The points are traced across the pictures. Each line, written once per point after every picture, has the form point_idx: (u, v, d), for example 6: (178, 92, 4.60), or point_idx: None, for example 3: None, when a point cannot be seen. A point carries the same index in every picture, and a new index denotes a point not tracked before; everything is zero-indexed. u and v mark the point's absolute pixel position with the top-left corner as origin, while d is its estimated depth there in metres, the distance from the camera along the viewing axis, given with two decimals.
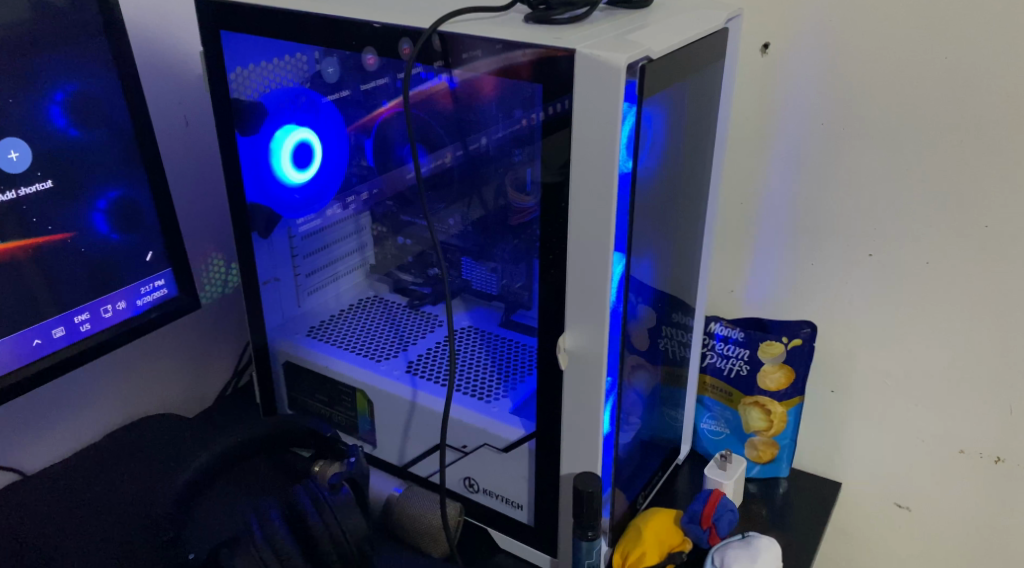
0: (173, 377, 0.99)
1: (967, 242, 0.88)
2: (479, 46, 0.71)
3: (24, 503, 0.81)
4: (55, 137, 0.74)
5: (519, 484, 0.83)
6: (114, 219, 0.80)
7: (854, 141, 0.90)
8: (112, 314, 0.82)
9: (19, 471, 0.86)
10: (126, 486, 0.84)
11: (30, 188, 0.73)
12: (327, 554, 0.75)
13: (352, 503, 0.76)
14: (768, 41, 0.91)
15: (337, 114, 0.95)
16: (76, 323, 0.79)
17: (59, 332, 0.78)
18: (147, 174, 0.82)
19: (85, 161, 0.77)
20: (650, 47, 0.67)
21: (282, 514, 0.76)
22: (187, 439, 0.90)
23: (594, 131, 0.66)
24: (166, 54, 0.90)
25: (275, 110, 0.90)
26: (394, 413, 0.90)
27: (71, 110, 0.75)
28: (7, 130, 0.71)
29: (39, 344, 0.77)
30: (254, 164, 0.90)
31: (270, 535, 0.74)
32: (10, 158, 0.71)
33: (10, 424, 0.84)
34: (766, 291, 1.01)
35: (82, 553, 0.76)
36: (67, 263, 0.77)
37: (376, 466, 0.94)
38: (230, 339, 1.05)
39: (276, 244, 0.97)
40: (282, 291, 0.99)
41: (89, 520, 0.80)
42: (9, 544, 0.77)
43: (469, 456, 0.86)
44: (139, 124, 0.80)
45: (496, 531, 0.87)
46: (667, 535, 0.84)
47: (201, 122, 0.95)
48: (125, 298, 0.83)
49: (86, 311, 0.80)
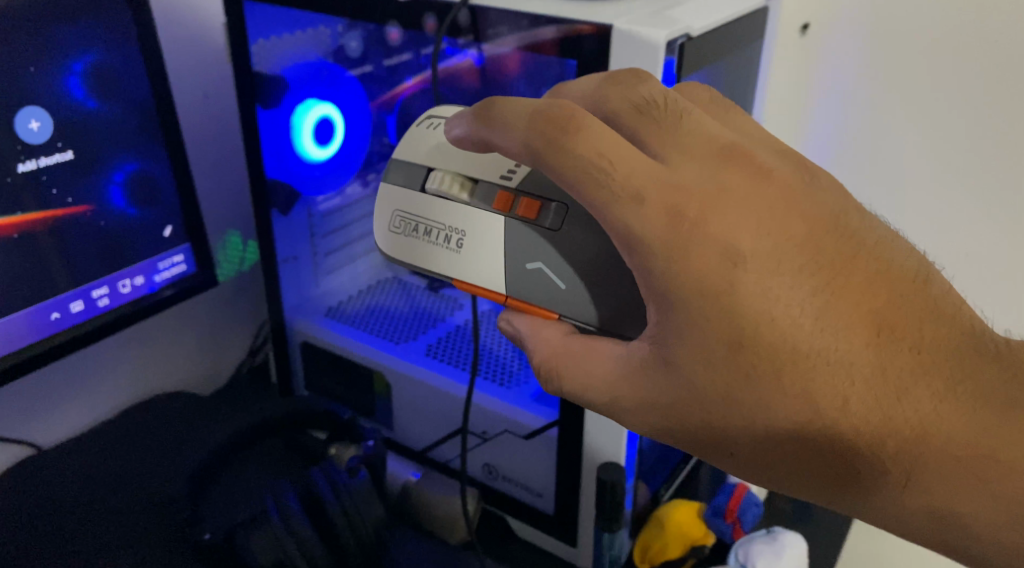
0: (189, 354, 0.97)
1: (1012, 234, 0.84)
2: (507, 21, 0.69)
3: (39, 478, 0.80)
4: (74, 108, 0.72)
5: (539, 472, 0.82)
6: (132, 193, 0.78)
7: (896, 124, 0.87)
8: (130, 290, 0.81)
9: (34, 445, 0.84)
10: (139, 464, 0.82)
11: (49, 159, 0.72)
12: (346, 546, 0.74)
13: (368, 488, 0.76)
14: (809, 21, 0.90)
15: (360, 88, 0.93)
16: (94, 298, 0.78)
17: (78, 307, 0.77)
18: (167, 148, 0.80)
19: (103, 133, 0.75)
20: (690, 24, 0.65)
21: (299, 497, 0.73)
22: (202, 419, 0.88)
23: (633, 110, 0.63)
24: (188, 25, 0.88)
25: (297, 83, 0.88)
26: (413, 396, 0.88)
27: (90, 81, 0.73)
28: (26, 100, 0.69)
29: (57, 318, 0.76)
30: (274, 138, 0.88)
31: (287, 516, 0.72)
32: (30, 128, 0.70)
33: (25, 396, 0.82)
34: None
35: (98, 532, 0.75)
36: (85, 236, 0.76)
37: (393, 449, 0.93)
38: (247, 317, 1.03)
39: (296, 222, 0.95)
40: (300, 270, 0.97)
41: (105, 498, 0.78)
42: (24, 520, 0.75)
43: (488, 442, 0.85)
44: (160, 96, 0.78)
45: (514, 519, 0.86)
46: (690, 529, 0.83)
47: (222, 96, 0.93)
48: (143, 274, 0.81)
49: (104, 286, 0.78)
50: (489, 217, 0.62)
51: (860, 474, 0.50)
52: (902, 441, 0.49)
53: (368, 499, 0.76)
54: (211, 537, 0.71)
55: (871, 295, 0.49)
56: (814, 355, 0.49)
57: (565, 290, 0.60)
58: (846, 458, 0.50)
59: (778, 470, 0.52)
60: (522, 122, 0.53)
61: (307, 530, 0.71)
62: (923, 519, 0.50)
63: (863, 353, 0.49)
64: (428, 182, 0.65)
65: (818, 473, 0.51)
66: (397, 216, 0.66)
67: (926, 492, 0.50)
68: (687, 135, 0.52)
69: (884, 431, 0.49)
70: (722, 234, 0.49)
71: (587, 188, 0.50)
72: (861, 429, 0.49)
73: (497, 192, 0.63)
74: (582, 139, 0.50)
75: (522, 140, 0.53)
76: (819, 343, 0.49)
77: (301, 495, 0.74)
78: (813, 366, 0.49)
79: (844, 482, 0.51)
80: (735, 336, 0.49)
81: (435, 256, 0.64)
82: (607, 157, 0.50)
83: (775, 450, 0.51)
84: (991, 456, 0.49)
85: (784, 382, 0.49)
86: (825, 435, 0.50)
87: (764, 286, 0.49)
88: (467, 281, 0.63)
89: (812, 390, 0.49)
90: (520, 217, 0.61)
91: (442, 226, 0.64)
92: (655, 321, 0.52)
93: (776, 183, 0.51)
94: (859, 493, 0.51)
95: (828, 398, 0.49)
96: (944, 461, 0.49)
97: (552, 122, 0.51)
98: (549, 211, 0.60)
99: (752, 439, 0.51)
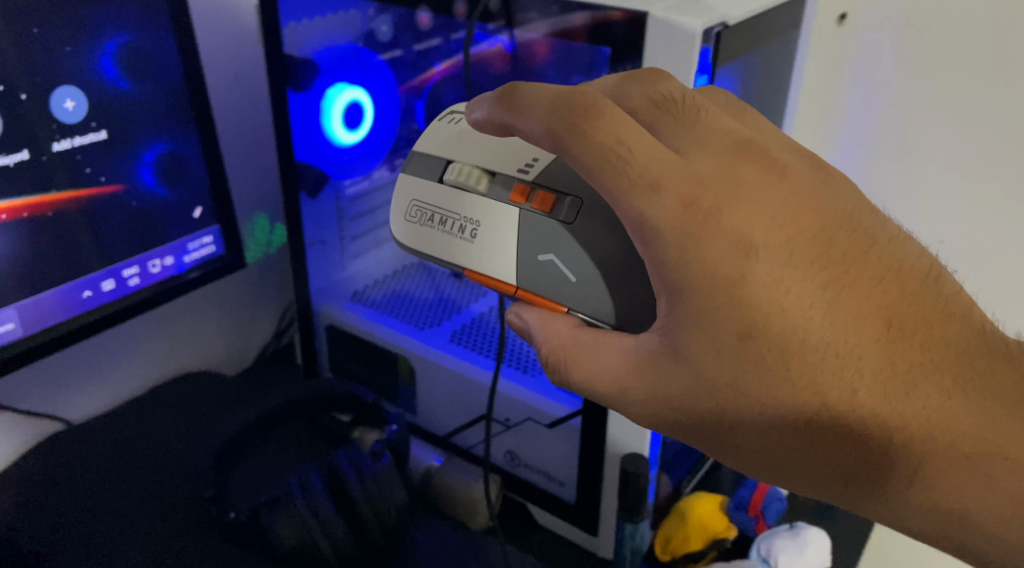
0: (216, 334, 0.98)
1: None
2: (537, 7, 0.68)
3: (70, 453, 0.81)
4: (107, 88, 0.73)
5: (562, 460, 0.82)
6: (162, 174, 0.79)
7: (930, 119, 0.86)
8: (160, 270, 0.82)
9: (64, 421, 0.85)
10: (167, 442, 0.83)
11: (83, 138, 0.72)
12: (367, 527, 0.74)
13: (391, 471, 0.77)
14: (845, 11, 0.88)
15: (390, 73, 0.93)
16: (125, 277, 0.79)
17: (109, 285, 0.78)
18: (197, 129, 0.81)
19: (134, 113, 0.76)
20: (727, 13, 0.63)
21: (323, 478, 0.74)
22: (228, 399, 0.89)
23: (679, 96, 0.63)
24: (221, 8, 0.89)
25: (328, 67, 0.88)
26: (437, 382, 0.88)
27: (123, 61, 0.74)
28: (61, 79, 0.70)
29: (88, 296, 0.77)
30: (304, 122, 0.88)
31: (311, 497, 0.73)
32: (64, 107, 0.71)
33: (57, 372, 0.84)
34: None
35: (126, 508, 0.76)
36: (116, 216, 0.76)
37: (416, 434, 0.93)
38: (274, 299, 1.04)
39: (324, 206, 0.95)
40: (327, 254, 0.98)
41: (133, 475, 0.79)
42: (55, 494, 0.77)
43: (511, 430, 0.85)
44: (191, 78, 0.79)
45: (535, 507, 0.87)
46: (712, 522, 0.82)
47: (253, 78, 0.94)
48: (172, 254, 0.82)
49: (135, 265, 0.79)
50: (505, 209, 0.62)
51: (864, 469, 0.51)
52: (907, 436, 0.49)
53: (391, 483, 0.76)
54: (237, 516, 0.72)
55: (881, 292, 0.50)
56: (822, 348, 0.49)
57: (575, 283, 0.59)
58: (850, 453, 0.50)
59: (782, 466, 0.52)
60: (544, 109, 0.53)
61: (330, 513, 0.72)
62: (926, 516, 0.51)
63: (871, 347, 0.49)
64: (447, 173, 0.66)
65: (822, 468, 0.51)
66: (414, 206, 0.67)
67: (929, 487, 0.50)
68: (704, 129, 0.52)
69: (889, 425, 0.49)
70: (738, 227, 0.49)
71: (603, 173, 0.51)
72: (866, 423, 0.49)
73: (513, 186, 0.63)
74: (603, 128, 0.51)
75: (544, 126, 0.53)
76: (828, 337, 0.49)
77: (325, 476, 0.74)
78: (820, 359, 0.49)
79: (848, 477, 0.51)
80: (749, 326, 0.49)
81: (450, 246, 0.64)
82: (627, 146, 0.51)
83: (780, 444, 0.51)
84: (1001, 458, 0.49)
85: (792, 374, 0.50)
86: (831, 428, 0.50)
87: (777, 278, 0.49)
88: (480, 272, 0.63)
89: (819, 383, 0.49)
90: (535, 209, 0.61)
91: (457, 217, 0.64)
92: (665, 312, 0.52)
93: (789, 182, 0.51)
94: (862, 487, 0.51)
95: (835, 392, 0.49)
96: (949, 457, 0.49)
97: (573, 109, 0.52)
98: (564, 205, 0.61)
99: (759, 434, 0.51)
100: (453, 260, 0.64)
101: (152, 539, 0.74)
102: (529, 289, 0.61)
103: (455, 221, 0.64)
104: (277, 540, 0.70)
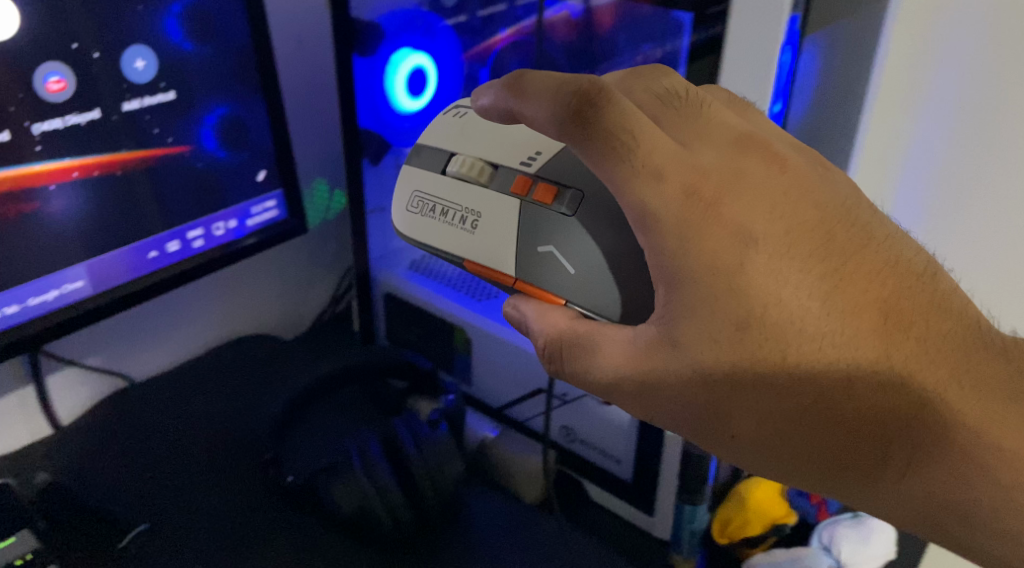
0: (275, 298, 0.99)
1: None
2: None
3: (135, 414, 0.83)
4: (175, 49, 0.74)
5: (618, 437, 0.81)
6: (224, 137, 0.80)
7: None
8: (222, 233, 0.83)
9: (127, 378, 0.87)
10: (227, 408, 0.84)
11: (151, 99, 0.73)
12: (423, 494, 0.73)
13: (447, 441, 0.75)
14: None
15: (455, 40, 0.91)
16: (189, 239, 0.80)
17: (174, 247, 0.79)
18: (262, 92, 0.81)
19: (200, 75, 0.76)
20: None
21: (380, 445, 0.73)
22: (285, 364, 0.90)
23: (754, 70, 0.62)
24: None
25: (392, 31, 0.86)
26: (492, 353, 0.87)
27: (191, 23, 0.74)
28: (132, 39, 0.71)
29: (154, 256, 0.78)
30: (368, 86, 0.88)
31: (368, 464, 0.71)
32: (134, 67, 0.72)
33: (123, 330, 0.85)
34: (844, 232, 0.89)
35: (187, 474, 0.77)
36: (178, 178, 0.77)
37: (472, 405, 0.93)
38: (332, 265, 1.04)
39: (386, 172, 0.95)
40: (387, 221, 0.97)
41: (194, 439, 0.81)
42: (119, 454, 0.78)
43: (568, 405, 0.84)
44: (257, 40, 0.79)
45: (591, 483, 0.86)
46: (771, 507, 0.80)
47: (319, 42, 0.94)
48: (235, 217, 0.83)
49: (199, 228, 0.81)
50: (506, 201, 0.61)
51: (862, 460, 0.49)
52: (904, 425, 0.48)
53: (450, 451, 0.75)
54: (293, 480, 0.72)
55: (877, 283, 0.49)
56: (823, 333, 0.48)
57: (575, 276, 0.57)
58: (850, 441, 0.49)
59: (777, 457, 0.50)
60: (550, 95, 0.51)
61: (389, 482, 0.71)
62: (921, 509, 0.49)
63: (871, 336, 0.48)
64: (450, 165, 0.64)
65: (819, 460, 0.50)
66: (416, 197, 0.65)
67: (925, 479, 0.49)
68: (706, 123, 0.52)
69: (889, 413, 0.48)
70: (738, 217, 0.49)
71: (607, 160, 0.49)
72: (866, 410, 0.48)
73: (516, 178, 0.61)
74: (605, 114, 0.49)
75: (549, 114, 0.50)
76: (828, 324, 0.48)
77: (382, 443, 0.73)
78: (820, 343, 0.48)
79: (844, 470, 0.50)
80: (746, 317, 0.48)
81: (452, 236, 0.62)
82: (635, 134, 0.49)
83: (775, 434, 0.50)
84: (998, 451, 0.48)
85: (788, 360, 0.49)
86: (830, 418, 0.49)
87: (774, 268, 0.48)
88: (482, 263, 0.61)
89: (815, 375, 0.48)
90: (536, 202, 0.59)
91: (458, 208, 0.62)
92: (661, 304, 0.50)
93: (790, 174, 0.51)
94: (857, 480, 0.50)
95: (834, 378, 0.48)
96: (948, 447, 0.48)
97: (580, 94, 0.49)
98: (564, 199, 0.59)
99: (754, 427, 0.50)
100: (454, 250, 0.62)
101: (213, 498, 0.76)
102: (530, 283, 0.59)
103: (455, 212, 0.62)
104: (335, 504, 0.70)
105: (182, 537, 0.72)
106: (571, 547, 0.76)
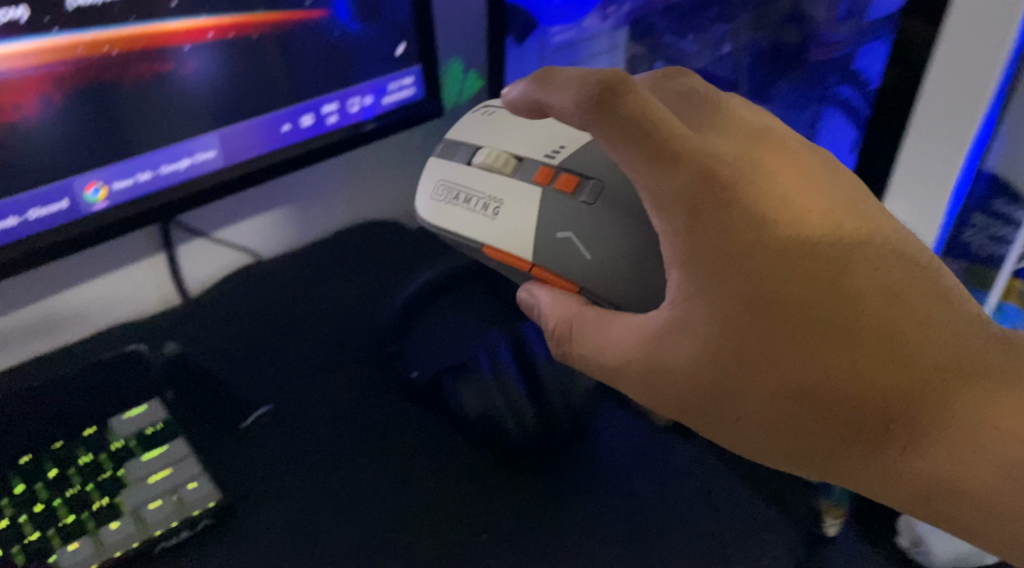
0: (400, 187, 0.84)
1: None
2: None
3: (252, 297, 0.73)
4: None
5: None
6: (359, 4, 0.60)
7: None
8: (358, 110, 0.64)
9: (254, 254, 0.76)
10: (354, 286, 0.75)
11: None
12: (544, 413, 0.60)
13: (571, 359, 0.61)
14: None
15: None
16: (322, 114, 0.63)
17: (308, 121, 0.62)
18: None
19: None
20: None
21: (512, 349, 0.60)
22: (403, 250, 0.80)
23: (957, 79, 0.49)
24: None
25: None
26: None
27: None
28: None
29: (288, 130, 0.62)
30: None
31: (501, 371, 0.59)
32: None
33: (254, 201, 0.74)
34: (1001, 175, 0.57)
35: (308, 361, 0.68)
36: (312, 48, 0.59)
37: None
38: None
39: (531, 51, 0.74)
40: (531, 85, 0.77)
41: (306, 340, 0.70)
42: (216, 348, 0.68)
43: None
44: None
45: None
46: None
47: None
48: (372, 93, 0.64)
49: (334, 100, 0.63)
50: (529, 189, 0.54)
51: (851, 422, 0.40)
52: (909, 391, 0.40)
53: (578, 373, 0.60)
54: (419, 376, 0.62)
55: (884, 247, 0.43)
56: (824, 269, 0.42)
57: (591, 260, 0.50)
58: (839, 400, 0.40)
59: (745, 411, 0.42)
60: (571, 84, 0.46)
61: (526, 402, 0.58)
62: (908, 486, 0.40)
63: (881, 279, 0.42)
64: (477, 155, 0.57)
65: (795, 413, 0.41)
66: (440, 185, 0.57)
67: (921, 453, 0.40)
68: (722, 115, 0.48)
69: (885, 373, 0.40)
70: (750, 199, 0.43)
71: (620, 132, 0.44)
72: (864, 366, 0.40)
73: (539, 168, 0.54)
74: (627, 102, 0.44)
75: (575, 101, 0.45)
76: (826, 258, 0.42)
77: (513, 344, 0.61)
78: (817, 280, 0.42)
79: (823, 433, 0.41)
80: (760, 291, 0.42)
81: (467, 224, 0.55)
82: (655, 129, 0.44)
83: (745, 381, 0.42)
84: (1003, 447, 0.39)
85: (772, 292, 0.42)
86: (819, 364, 0.41)
87: (777, 237, 0.43)
88: (502, 250, 0.53)
89: (817, 351, 0.41)
90: (557, 192, 0.53)
91: (481, 195, 0.55)
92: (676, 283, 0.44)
93: (796, 162, 0.46)
94: (841, 444, 0.41)
95: (831, 316, 0.41)
96: (952, 414, 0.39)
97: (597, 86, 0.44)
98: (583, 191, 0.52)
99: (757, 401, 0.42)
100: (468, 238, 0.55)
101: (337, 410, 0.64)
102: (547, 277, 0.52)
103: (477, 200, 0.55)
104: (460, 410, 0.60)
105: (303, 429, 0.62)
106: (733, 517, 0.57)
